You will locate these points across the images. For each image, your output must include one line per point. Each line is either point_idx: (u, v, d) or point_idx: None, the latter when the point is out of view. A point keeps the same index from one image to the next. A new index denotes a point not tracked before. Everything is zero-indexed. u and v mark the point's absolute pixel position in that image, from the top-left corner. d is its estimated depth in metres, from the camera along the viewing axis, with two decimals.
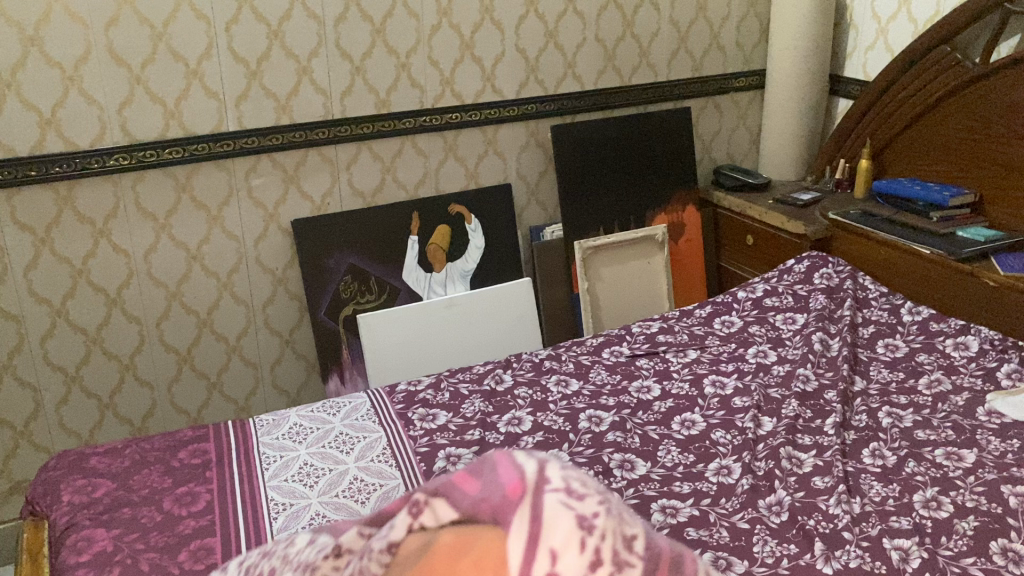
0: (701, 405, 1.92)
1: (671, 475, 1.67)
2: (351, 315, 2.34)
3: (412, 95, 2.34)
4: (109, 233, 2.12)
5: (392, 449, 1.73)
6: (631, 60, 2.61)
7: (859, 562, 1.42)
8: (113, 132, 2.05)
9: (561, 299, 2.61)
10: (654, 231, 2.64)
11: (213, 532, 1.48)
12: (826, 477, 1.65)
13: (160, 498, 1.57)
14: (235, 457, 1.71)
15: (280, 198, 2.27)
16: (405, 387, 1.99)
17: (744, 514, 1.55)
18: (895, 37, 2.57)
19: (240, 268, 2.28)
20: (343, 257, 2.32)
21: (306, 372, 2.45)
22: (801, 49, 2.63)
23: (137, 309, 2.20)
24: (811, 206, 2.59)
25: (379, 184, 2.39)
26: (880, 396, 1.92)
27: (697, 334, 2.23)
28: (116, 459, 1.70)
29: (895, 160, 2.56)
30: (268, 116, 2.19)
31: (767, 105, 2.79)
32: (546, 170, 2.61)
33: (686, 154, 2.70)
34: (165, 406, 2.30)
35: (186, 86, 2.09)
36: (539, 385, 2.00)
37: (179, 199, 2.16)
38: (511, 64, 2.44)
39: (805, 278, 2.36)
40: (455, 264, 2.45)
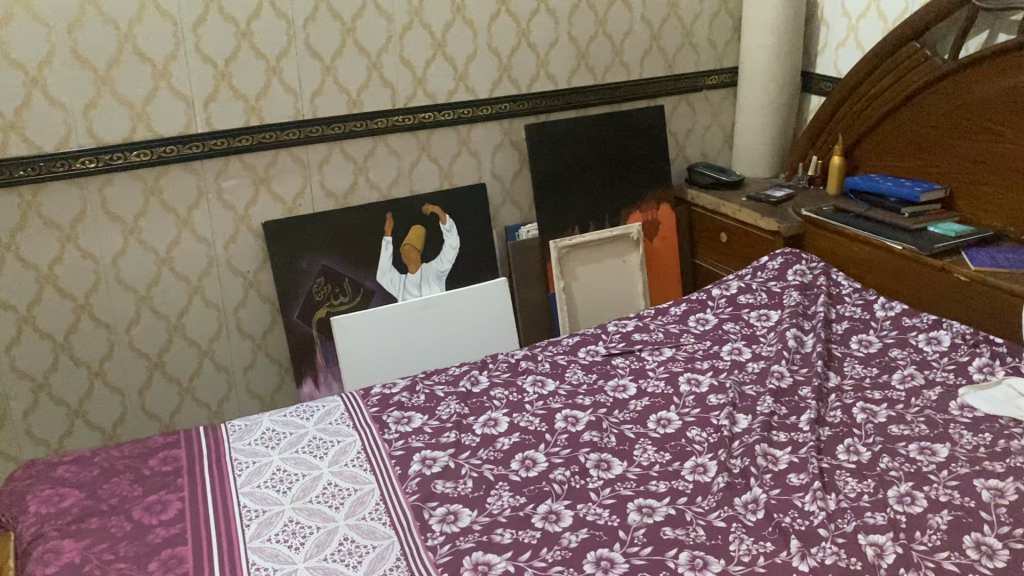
0: (677, 404, 1.91)
1: (647, 475, 1.66)
2: (325, 317, 2.32)
3: (383, 95, 2.32)
4: (76, 238, 2.08)
5: (367, 453, 1.71)
6: (604, 58, 2.61)
7: (835, 559, 1.42)
8: (79, 134, 2.02)
9: (537, 299, 2.61)
10: (629, 229, 2.64)
11: (184, 540, 1.46)
12: (802, 474, 1.65)
13: (130, 506, 1.54)
14: (207, 464, 1.68)
15: (251, 200, 2.25)
16: (380, 390, 1.97)
17: (721, 513, 1.55)
18: (865, 34, 2.58)
19: (211, 272, 2.25)
20: (316, 259, 2.30)
21: (279, 375, 2.42)
22: (772, 47, 2.64)
23: (106, 314, 2.17)
24: (785, 203, 2.60)
25: (352, 184, 2.37)
26: (855, 391, 1.93)
27: (672, 332, 2.23)
28: (85, 468, 1.67)
29: (867, 156, 2.57)
30: (238, 117, 2.17)
31: (739, 102, 2.79)
32: (520, 169, 2.60)
33: (660, 152, 2.70)
34: (136, 413, 2.27)
35: (154, 88, 2.06)
36: (515, 386, 1.99)
37: (148, 203, 2.13)
38: (483, 63, 2.43)
39: (779, 275, 2.36)
40: (429, 265, 2.44)
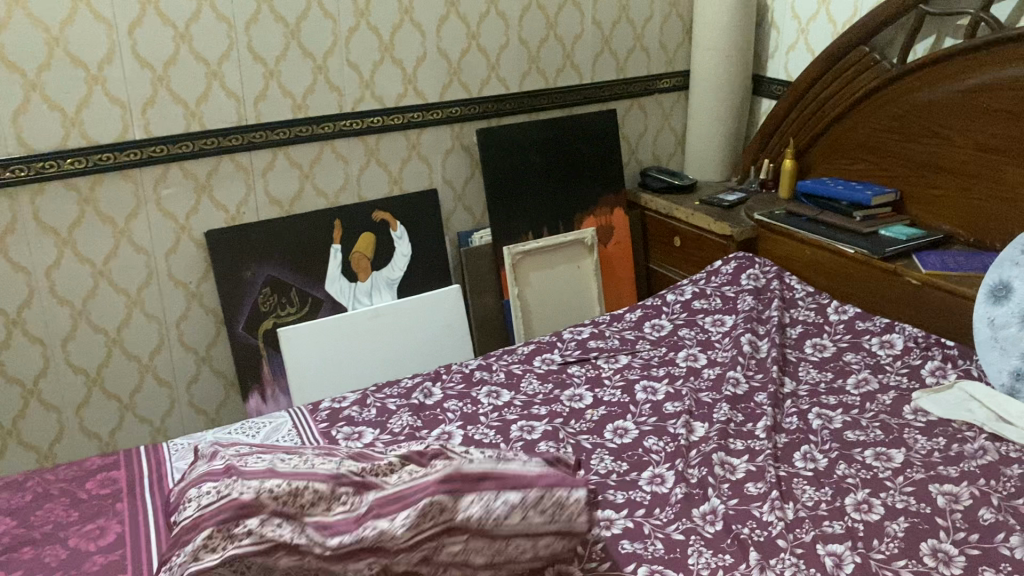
0: (634, 413, 1.89)
1: (605, 486, 1.64)
2: (271, 329, 2.25)
3: (329, 99, 2.26)
4: (5, 250, 1.99)
5: (301, 437, 1.76)
6: (554, 61, 2.58)
7: (794, 570, 1.41)
8: (7, 142, 1.92)
9: (491, 307, 2.57)
10: (583, 235, 2.62)
11: (124, 567, 1.39)
12: (759, 483, 1.63)
13: (65, 534, 1.47)
14: (148, 486, 1.61)
15: (192, 208, 2.17)
16: (329, 404, 1.91)
17: (679, 525, 1.53)
18: (816, 38, 2.59)
19: (151, 283, 2.17)
20: (261, 269, 2.23)
21: (225, 390, 2.35)
22: (721, 49, 2.64)
23: (39, 329, 2.07)
24: (737, 206, 2.60)
25: (298, 191, 2.30)
26: (810, 397, 1.93)
27: (627, 339, 2.21)
28: (17, 494, 1.59)
29: (818, 159, 2.58)
30: (177, 123, 2.09)
31: (691, 106, 2.79)
32: (472, 174, 2.56)
33: (613, 157, 2.68)
34: (73, 432, 2.18)
35: (87, 93, 1.97)
36: (469, 398, 1.94)
37: (82, 212, 2.04)
38: (432, 67, 2.38)
39: (732, 279, 2.36)
40: (379, 273, 2.38)
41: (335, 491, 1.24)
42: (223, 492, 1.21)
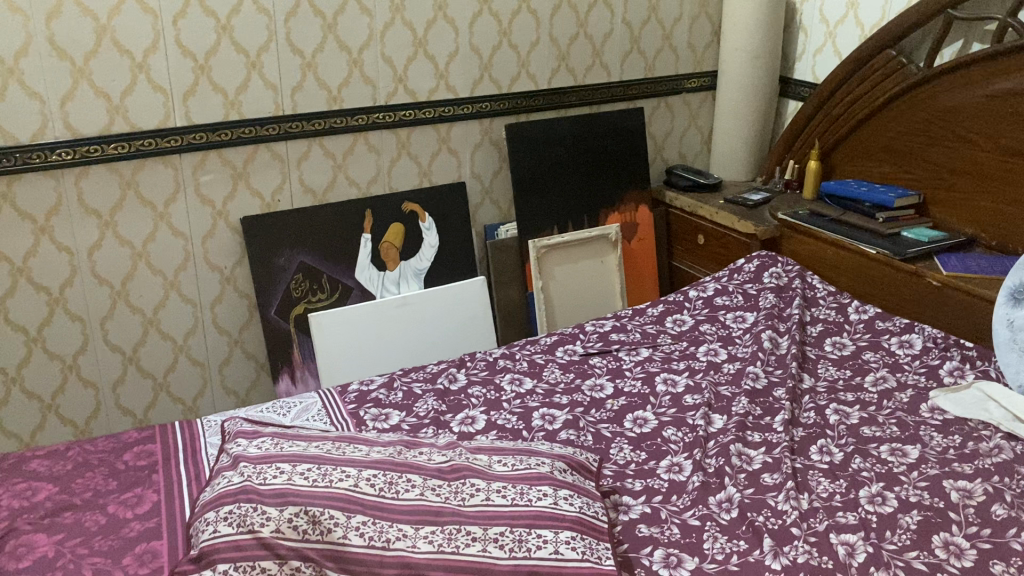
0: (654, 403, 1.93)
1: (623, 472, 1.68)
2: (302, 314, 2.31)
3: (364, 92, 2.32)
4: (50, 230, 2.06)
5: (332, 424, 1.79)
6: (584, 59, 2.62)
7: (807, 557, 1.44)
8: (55, 126, 1.99)
9: (515, 299, 2.62)
10: (607, 230, 2.66)
11: (159, 535, 1.45)
12: (776, 474, 1.67)
13: (104, 501, 1.53)
14: (182, 458, 1.67)
15: (228, 194, 2.23)
16: (357, 386, 1.97)
17: (695, 511, 1.57)
18: (843, 41, 2.61)
19: (187, 266, 2.24)
20: (294, 256, 2.29)
21: (255, 372, 2.42)
22: (749, 51, 2.67)
23: (80, 308, 2.14)
24: (761, 206, 2.63)
25: (330, 181, 2.36)
26: (828, 393, 1.96)
27: (649, 333, 2.24)
28: (58, 462, 1.65)
29: (842, 161, 2.60)
30: (217, 112, 2.15)
31: (718, 106, 2.82)
32: (500, 168, 2.61)
33: (639, 155, 2.72)
34: (109, 408, 2.25)
35: (132, 80, 2.04)
36: (493, 384, 1.99)
37: (124, 195, 2.11)
38: (464, 62, 2.43)
39: (754, 277, 2.38)
40: (407, 263, 2.44)
41: (364, 473, 1.44)
42: (257, 475, 1.41)
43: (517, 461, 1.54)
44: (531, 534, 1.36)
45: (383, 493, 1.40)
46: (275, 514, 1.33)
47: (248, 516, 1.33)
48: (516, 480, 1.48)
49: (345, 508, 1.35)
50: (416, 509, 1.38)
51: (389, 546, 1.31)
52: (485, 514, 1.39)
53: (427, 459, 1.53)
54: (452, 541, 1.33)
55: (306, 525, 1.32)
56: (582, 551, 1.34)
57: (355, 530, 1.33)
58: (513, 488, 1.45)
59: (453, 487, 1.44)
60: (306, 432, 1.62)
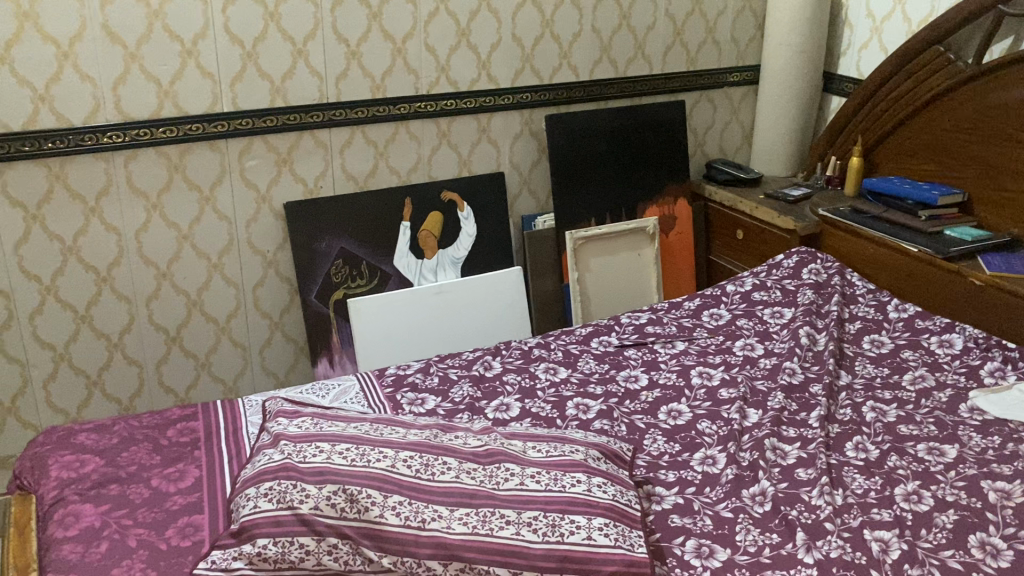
0: (688, 396, 1.93)
1: (656, 463, 1.69)
2: (341, 299, 2.35)
3: (407, 81, 2.34)
4: (100, 211, 2.11)
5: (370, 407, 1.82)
6: (626, 52, 2.62)
7: (840, 552, 1.44)
8: (107, 109, 2.04)
9: (551, 290, 2.63)
10: (645, 223, 2.66)
11: (201, 509, 1.49)
12: (810, 469, 1.66)
13: (148, 475, 1.57)
14: (223, 436, 1.71)
15: (272, 179, 2.27)
16: (394, 371, 2.00)
17: (728, 504, 1.57)
18: (889, 36, 2.58)
19: (231, 250, 2.28)
20: (335, 241, 2.32)
21: (295, 355, 2.45)
22: (793, 45, 2.65)
23: (127, 287, 2.19)
24: (802, 202, 2.61)
25: (372, 168, 2.39)
26: (865, 391, 1.95)
27: (685, 326, 2.24)
28: (105, 436, 1.69)
29: (885, 158, 2.58)
30: (263, 98, 2.19)
31: (760, 101, 2.80)
32: (539, 159, 2.62)
33: (680, 148, 2.71)
34: (153, 386, 2.30)
35: (181, 66, 2.08)
36: (527, 372, 2.01)
37: (171, 178, 2.16)
38: (506, 53, 2.44)
39: (793, 273, 2.37)
40: (445, 251, 2.46)
41: (401, 454, 1.46)
42: (297, 453, 1.44)
43: (552, 448, 1.55)
44: (564, 519, 1.37)
45: (419, 475, 1.42)
46: (314, 491, 1.36)
47: (288, 493, 1.36)
48: (551, 466, 1.49)
49: (381, 488, 1.38)
50: (451, 491, 1.40)
51: (424, 527, 1.34)
52: (519, 498, 1.40)
53: (463, 443, 1.55)
54: (486, 523, 1.35)
55: (344, 503, 1.35)
56: (614, 538, 1.35)
57: (391, 509, 1.35)
58: (547, 474, 1.46)
59: (488, 471, 1.46)
60: (345, 414, 1.65)
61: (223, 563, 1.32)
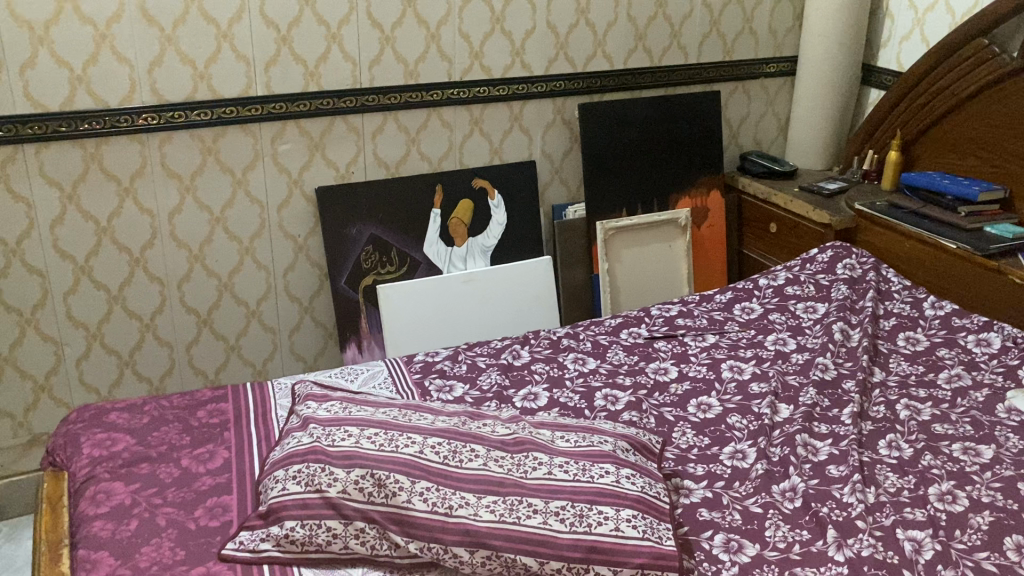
0: (718, 390, 1.91)
1: (685, 457, 1.67)
2: (371, 285, 2.35)
3: (440, 67, 2.33)
4: (134, 192, 2.12)
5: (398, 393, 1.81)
6: (661, 40, 2.59)
7: (872, 551, 1.42)
8: (142, 92, 2.05)
9: (580, 280, 2.61)
10: (676, 215, 2.64)
11: (230, 490, 1.50)
12: (842, 466, 1.64)
13: (178, 455, 1.58)
14: (253, 418, 1.72)
15: (305, 164, 2.27)
16: (422, 358, 2.00)
17: (758, 499, 1.55)
18: (932, 28, 2.52)
19: (263, 233, 2.29)
20: (365, 227, 2.32)
21: (323, 340, 2.46)
22: (833, 37, 2.61)
23: (159, 269, 2.21)
24: (837, 195, 2.57)
25: (404, 155, 2.39)
26: (899, 388, 1.92)
27: (716, 319, 2.21)
28: (136, 415, 1.70)
29: (925, 153, 2.53)
30: (296, 82, 2.19)
31: (797, 93, 2.76)
32: (571, 148, 2.60)
33: (714, 139, 2.68)
34: (183, 367, 2.32)
35: (217, 49, 2.08)
36: (556, 362, 2.00)
37: (205, 161, 2.17)
38: (541, 40, 2.42)
39: (828, 268, 2.33)
40: (475, 239, 2.45)
41: (429, 440, 1.46)
42: (326, 436, 1.45)
43: (580, 438, 1.54)
44: (592, 509, 1.35)
45: (447, 462, 1.42)
46: (342, 475, 1.37)
47: (316, 476, 1.38)
48: (578, 456, 1.47)
49: (409, 473, 1.38)
50: (479, 478, 1.40)
51: (451, 513, 1.34)
52: (546, 487, 1.39)
53: (492, 431, 1.54)
54: (513, 511, 1.34)
55: (372, 488, 1.36)
56: (642, 530, 1.34)
57: (419, 495, 1.35)
58: (575, 464, 1.45)
59: (516, 460, 1.45)
60: (374, 399, 1.65)
61: (251, 543, 1.35)
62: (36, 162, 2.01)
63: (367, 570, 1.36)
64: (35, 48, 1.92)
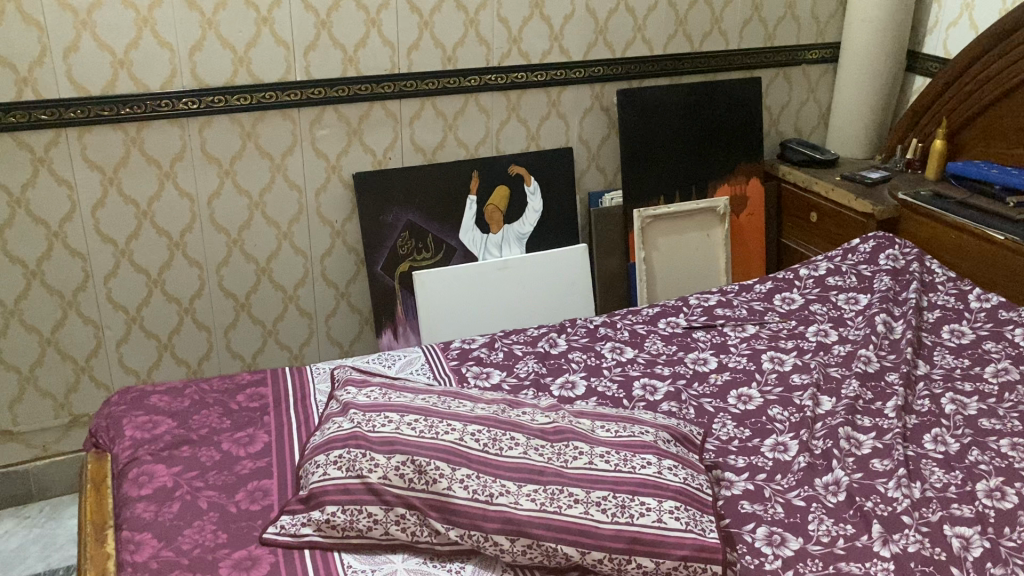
0: (759, 380, 1.89)
1: (726, 448, 1.65)
2: (407, 272, 2.35)
3: (478, 53, 2.31)
4: (174, 176, 2.13)
5: (435, 380, 1.81)
6: (702, 25, 2.55)
7: (918, 547, 1.39)
8: (183, 76, 2.05)
9: (616, 268, 2.59)
10: (715, 203, 2.61)
11: (270, 474, 1.51)
12: (886, 460, 1.61)
13: (218, 439, 1.59)
14: (292, 402, 1.72)
15: (343, 149, 2.27)
16: (459, 344, 1.99)
17: (801, 492, 1.53)
18: (981, 13, 2.46)
19: (301, 218, 2.29)
20: (401, 214, 2.32)
21: (359, 326, 2.46)
22: (877, 22, 2.56)
23: (199, 253, 2.22)
24: (880, 184, 2.52)
25: (441, 141, 2.37)
26: (944, 381, 1.88)
27: (756, 310, 2.18)
28: (176, 398, 1.71)
29: (972, 142, 2.47)
30: (335, 67, 2.18)
31: (839, 80, 2.71)
32: (608, 135, 2.57)
33: (754, 126, 2.64)
34: (221, 351, 2.33)
35: (257, 33, 2.08)
36: (593, 351, 1.97)
37: (244, 145, 2.17)
38: (580, 25, 2.40)
39: (870, 258, 2.29)
40: (511, 226, 2.44)
41: (469, 427, 1.45)
42: (366, 422, 1.45)
43: (620, 428, 1.52)
44: (634, 500, 1.34)
45: (487, 449, 1.41)
46: (383, 461, 1.37)
47: (357, 462, 1.38)
48: (620, 446, 1.45)
49: (450, 460, 1.37)
50: (519, 467, 1.39)
51: (492, 501, 1.33)
52: (587, 477, 1.37)
53: (531, 419, 1.53)
54: (554, 500, 1.33)
55: (412, 474, 1.36)
56: (685, 522, 1.32)
57: (459, 482, 1.35)
58: (616, 454, 1.43)
59: (556, 449, 1.44)
60: (413, 385, 1.65)
61: (292, 528, 1.36)
62: (78, 145, 2.02)
63: (407, 556, 1.36)
64: (78, 32, 1.93)
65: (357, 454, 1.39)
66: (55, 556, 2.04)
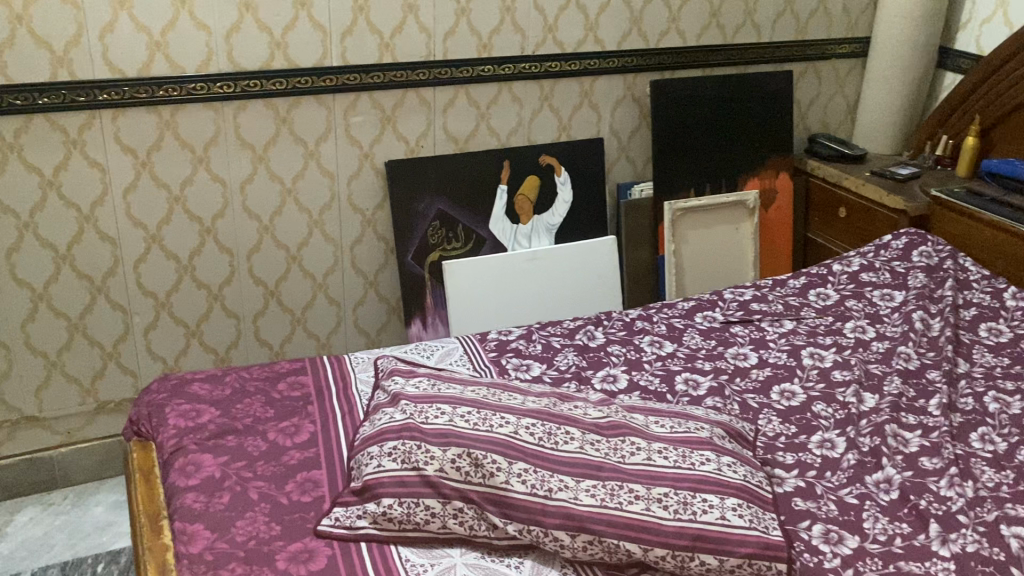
0: (800, 377, 1.87)
1: (774, 445, 1.64)
2: (437, 261, 2.32)
3: (513, 41, 2.29)
4: (208, 161, 2.10)
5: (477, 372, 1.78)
6: (735, 18, 2.53)
7: (977, 547, 1.39)
8: (220, 59, 2.02)
9: (645, 261, 2.57)
10: (744, 197, 2.59)
11: (319, 465, 1.48)
12: (936, 459, 1.61)
13: (263, 429, 1.56)
14: (334, 392, 1.70)
15: (376, 137, 2.24)
16: (496, 336, 1.97)
17: (853, 489, 1.52)
18: (1016, 10, 2.44)
19: (332, 206, 2.26)
20: (432, 203, 2.29)
21: (386, 314, 2.43)
22: (910, 17, 2.54)
23: (229, 240, 2.19)
24: (911, 180, 2.50)
25: (474, 129, 2.35)
26: (986, 379, 1.87)
27: (792, 305, 2.17)
28: (217, 387, 1.68)
29: (1005, 140, 2.46)
30: (371, 53, 2.15)
31: (869, 76, 2.69)
32: (639, 127, 2.55)
33: (785, 120, 2.62)
34: (249, 339, 2.30)
35: (294, 17, 2.05)
36: (632, 345, 1.96)
37: (278, 131, 2.14)
38: (615, 15, 2.38)
39: (903, 255, 2.27)
40: (541, 217, 2.41)
41: (523, 421, 1.43)
42: (419, 413, 1.43)
43: (675, 424, 1.50)
44: (696, 497, 1.32)
45: (543, 444, 1.39)
46: (439, 454, 1.35)
47: (413, 454, 1.36)
48: (676, 442, 1.44)
49: (507, 454, 1.35)
50: (575, 461, 1.37)
51: (551, 496, 1.32)
52: (645, 473, 1.36)
53: (584, 414, 1.51)
54: (614, 496, 1.32)
55: (469, 467, 1.34)
56: (749, 519, 1.30)
57: (517, 476, 1.33)
58: (674, 451, 1.41)
59: (612, 444, 1.42)
60: (459, 376, 1.63)
61: (347, 520, 1.34)
62: (112, 128, 1.99)
63: (464, 550, 1.34)
64: (115, 12, 1.90)
65: (412, 445, 1.37)
66: (83, 544, 2.01)
